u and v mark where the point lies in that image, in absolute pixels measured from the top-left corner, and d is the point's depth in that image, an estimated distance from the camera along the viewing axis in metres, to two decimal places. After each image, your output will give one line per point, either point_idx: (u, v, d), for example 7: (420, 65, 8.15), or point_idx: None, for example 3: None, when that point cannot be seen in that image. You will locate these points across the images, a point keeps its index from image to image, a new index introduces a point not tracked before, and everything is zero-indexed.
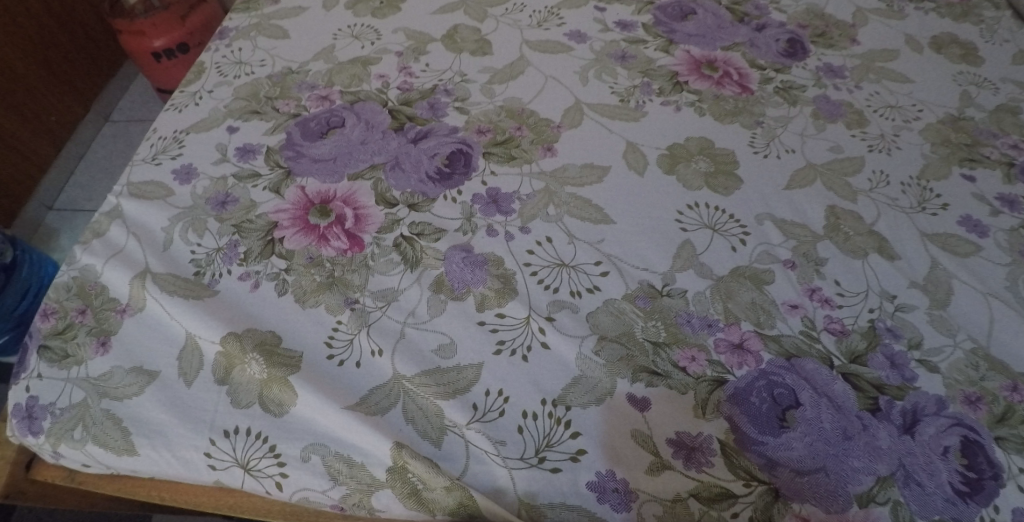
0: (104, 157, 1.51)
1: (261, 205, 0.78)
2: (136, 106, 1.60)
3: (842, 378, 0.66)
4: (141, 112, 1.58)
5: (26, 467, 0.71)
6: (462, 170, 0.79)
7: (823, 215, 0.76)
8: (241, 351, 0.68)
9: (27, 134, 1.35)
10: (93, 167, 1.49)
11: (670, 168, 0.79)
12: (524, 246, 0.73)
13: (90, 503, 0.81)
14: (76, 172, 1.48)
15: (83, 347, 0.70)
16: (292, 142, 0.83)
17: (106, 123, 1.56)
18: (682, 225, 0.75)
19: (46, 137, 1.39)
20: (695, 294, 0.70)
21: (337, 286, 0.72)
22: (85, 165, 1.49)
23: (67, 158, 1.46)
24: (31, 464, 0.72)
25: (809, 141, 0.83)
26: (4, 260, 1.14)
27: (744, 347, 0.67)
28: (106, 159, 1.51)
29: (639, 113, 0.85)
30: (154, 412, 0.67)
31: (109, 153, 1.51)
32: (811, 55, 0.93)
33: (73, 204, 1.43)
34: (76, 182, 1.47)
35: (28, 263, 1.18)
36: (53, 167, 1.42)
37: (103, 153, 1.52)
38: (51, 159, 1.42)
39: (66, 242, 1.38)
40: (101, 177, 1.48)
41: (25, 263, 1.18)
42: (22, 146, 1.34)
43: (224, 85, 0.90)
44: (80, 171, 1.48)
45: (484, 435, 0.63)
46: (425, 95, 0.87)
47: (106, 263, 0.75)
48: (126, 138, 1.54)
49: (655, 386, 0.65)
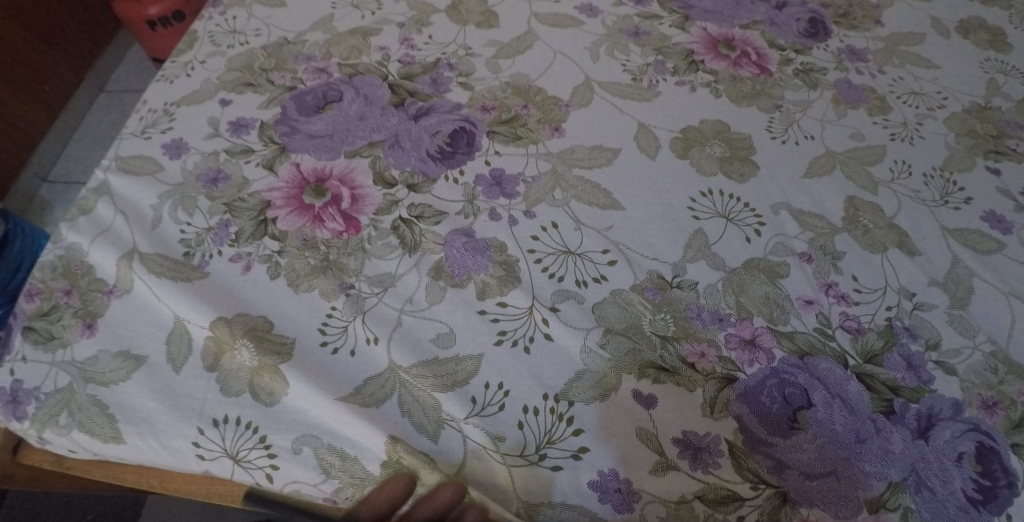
0: (99, 128, 1.47)
1: (254, 183, 0.75)
2: (132, 76, 1.55)
3: (856, 378, 0.64)
4: (137, 82, 1.53)
5: (13, 452, 0.69)
6: (465, 149, 0.75)
7: (842, 206, 0.73)
8: (231, 337, 0.66)
9: (20, 104, 1.30)
10: (88, 138, 1.45)
11: (683, 152, 0.76)
12: (528, 231, 0.70)
13: (80, 486, 0.79)
14: (70, 143, 1.44)
15: (69, 329, 0.67)
16: (288, 117, 0.79)
17: (102, 93, 1.51)
18: (695, 214, 0.71)
19: (40, 107, 1.35)
20: (706, 287, 0.67)
21: (332, 270, 0.68)
22: (80, 136, 1.45)
23: (62, 129, 1.41)
24: (19, 448, 0.70)
25: (829, 127, 0.79)
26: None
27: (756, 344, 0.65)
28: (102, 130, 1.46)
29: (652, 93, 0.80)
30: (141, 399, 0.65)
31: (104, 124, 1.47)
32: (833, 36, 0.88)
33: (67, 176, 1.39)
34: (71, 154, 1.42)
35: (21, 236, 1.15)
36: (47, 138, 1.38)
37: (99, 124, 1.47)
38: (45, 129, 1.37)
39: (60, 215, 1.35)
40: (95, 149, 1.43)
41: (18, 236, 1.14)
42: (15, 117, 1.29)
43: (217, 55, 0.86)
44: (74, 142, 1.44)
45: (483, 430, 0.60)
46: (427, 69, 0.83)
47: (92, 242, 0.71)
48: (121, 109, 1.49)
49: (662, 382, 0.62)
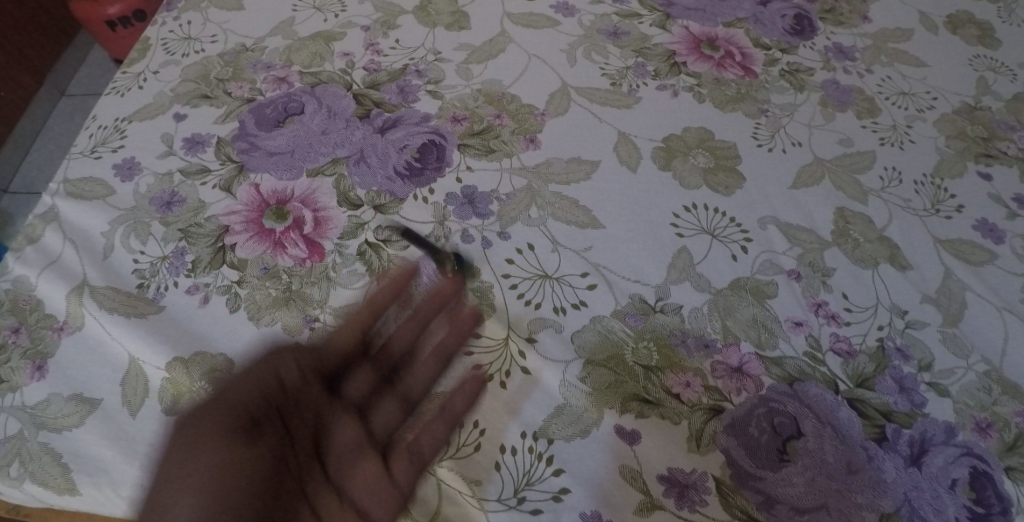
0: (63, 133, 1.40)
1: (211, 206, 0.70)
2: (96, 76, 1.48)
3: (847, 404, 0.61)
4: (101, 83, 1.46)
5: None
6: (434, 165, 0.71)
7: (831, 219, 0.70)
8: (189, 378, 0.62)
9: None
10: (51, 144, 1.38)
11: (665, 163, 0.72)
12: (503, 254, 0.66)
13: None
14: (32, 150, 1.37)
15: (17, 372, 0.64)
16: (246, 132, 0.75)
17: (64, 96, 1.44)
18: (679, 231, 0.68)
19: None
20: (691, 310, 0.64)
21: (295, 302, 0.64)
22: (43, 143, 1.38)
23: (23, 135, 1.35)
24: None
25: (816, 132, 0.76)
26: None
27: (743, 371, 0.62)
28: (65, 135, 1.39)
29: (632, 99, 0.76)
30: (96, 446, 0.61)
31: (68, 129, 1.40)
32: (819, 33, 0.84)
33: (31, 187, 1.33)
34: (33, 162, 1.36)
35: None
36: (7, 146, 1.31)
37: (62, 129, 1.40)
38: (4, 137, 1.30)
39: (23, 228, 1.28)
40: (59, 156, 1.37)
41: None
42: None
43: (171, 64, 0.81)
44: (37, 150, 1.37)
45: (458, 473, 0.57)
46: (394, 76, 0.78)
47: (40, 275, 0.67)
48: (85, 113, 1.42)
49: (647, 416, 0.59)
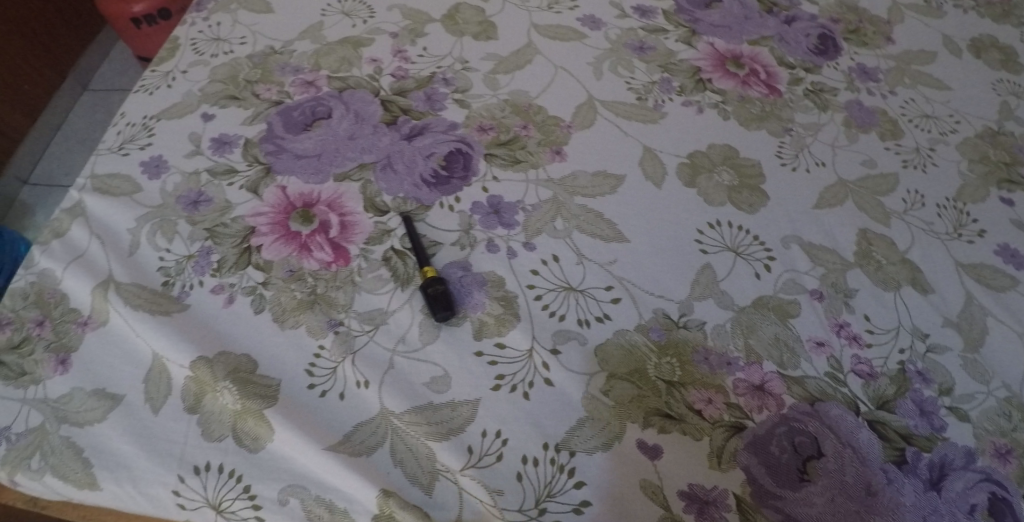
0: (84, 128, 1.40)
1: (237, 207, 0.71)
2: (117, 72, 1.48)
3: (868, 425, 0.62)
4: (123, 79, 1.47)
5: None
6: (461, 174, 0.71)
7: (853, 240, 0.70)
8: (213, 378, 0.62)
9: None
10: (71, 138, 1.39)
11: (690, 179, 0.72)
12: (527, 264, 0.66)
13: None
14: (53, 144, 1.37)
15: (41, 364, 0.64)
16: (273, 135, 0.75)
17: (85, 91, 1.44)
18: (702, 247, 0.68)
19: (20, 105, 1.28)
20: (714, 327, 0.64)
21: (320, 305, 0.65)
22: (63, 136, 1.39)
23: (44, 128, 1.35)
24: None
25: (840, 153, 0.76)
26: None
27: (764, 389, 0.62)
28: (85, 130, 1.40)
29: (658, 114, 0.77)
30: (117, 442, 0.61)
31: (88, 124, 1.41)
32: (843, 53, 0.85)
33: (49, 178, 1.33)
34: (53, 154, 1.36)
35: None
36: (27, 138, 1.32)
37: (83, 124, 1.41)
38: (26, 129, 1.31)
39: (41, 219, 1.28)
40: (79, 149, 1.37)
41: None
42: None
43: (200, 65, 0.81)
44: (57, 142, 1.38)
45: (480, 482, 0.57)
46: (421, 84, 0.78)
47: (66, 268, 0.67)
48: (106, 108, 1.43)
49: (669, 431, 0.60)
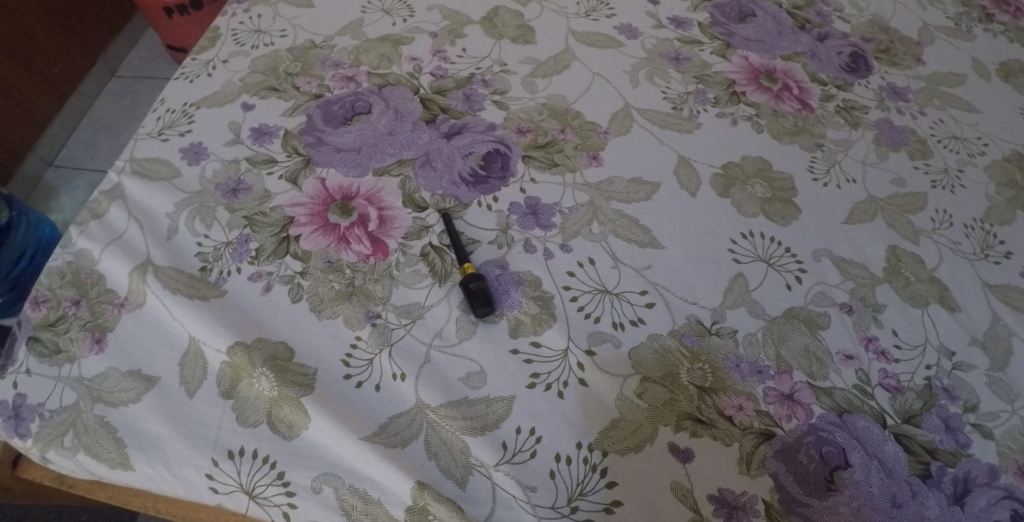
0: (110, 114, 1.42)
1: (276, 196, 0.71)
2: (145, 61, 1.50)
3: (894, 438, 0.62)
4: (151, 68, 1.49)
5: (13, 465, 0.67)
6: (499, 174, 0.72)
7: (883, 256, 0.71)
8: (249, 364, 0.63)
9: (29, 86, 1.26)
10: (97, 123, 1.41)
11: (724, 190, 0.73)
12: (564, 266, 0.67)
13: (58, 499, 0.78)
14: (79, 128, 1.39)
15: (76, 343, 0.64)
16: (313, 127, 0.76)
17: (113, 77, 1.47)
18: (736, 256, 0.69)
19: (48, 89, 1.31)
20: (746, 335, 0.65)
21: (357, 297, 0.65)
22: (89, 121, 1.40)
23: (71, 112, 1.38)
24: (18, 460, 0.67)
25: (870, 170, 0.77)
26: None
27: (794, 398, 0.63)
28: (111, 116, 1.42)
29: (693, 124, 0.78)
30: (151, 424, 0.61)
31: (114, 110, 1.42)
32: (874, 72, 0.86)
33: (75, 162, 1.35)
34: (79, 139, 1.38)
35: (25, 225, 1.10)
36: (54, 122, 1.34)
37: (109, 110, 1.43)
38: (54, 113, 1.33)
39: (65, 202, 1.30)
40: (104, 135, 1.39)
41: (21, 225, 1.10)
42: (24, 99, 1.25)
43: (240, 55, 0.82)
44: (83, 127, 1.40)
45: (514, 478, 0.58)
46: (460, 84, 0.79)
47: (103, 250, 0.67)
48: (133, 96, 1.45)
49: (700, 436, 0.60)
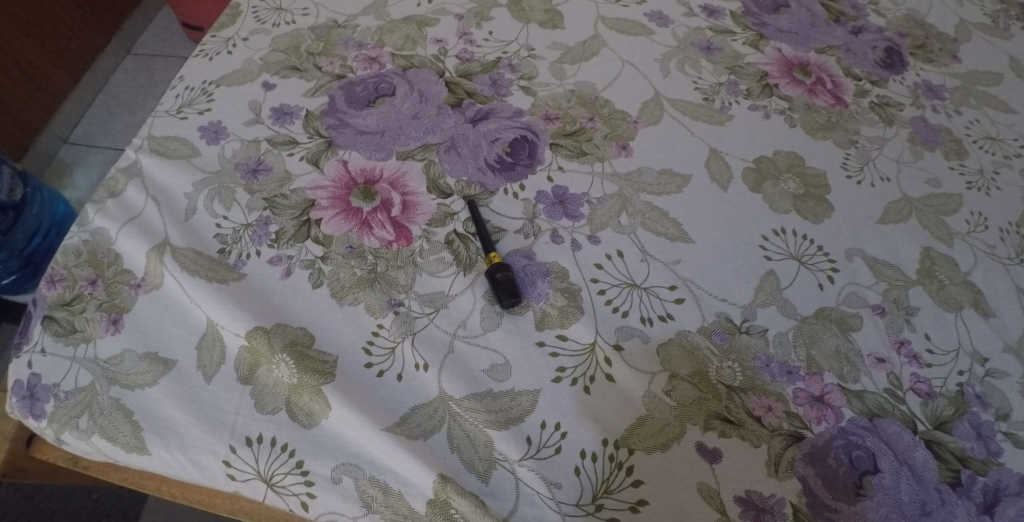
0: (124, 92, 1.41)
1: (297, 178, 0.69)
2: (160, 39, 1.48)
3: (924, 445, 0.61)
4: (167, 46, 1.47)
5: (26, 444, 0.66)
6: (526, 161, 0.71)
7: (917, 258, 0.69)
8: (269, 349, 0.61)
9: (44, 61, 1.24)
10: (111, 101, 1.39)
11: (756, 185, 0.71)
12: (592, 258, 0.65)
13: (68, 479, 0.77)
14: (93, 105, 1.38)
15: (92, 323, 0.62)
16: (335, 108, 0.73)
17: (128, 55, 1.45)
18: (767, 254, 0.67)
19: (62, 64, 1.29)
20: (776, 335, 0.63)
21: (380, 284, 0.64)
22: (104, 99, 1.39)
23: (86, 89, 1.36)
24: (32, 440, 0.66)
25: (905, 169, 0.75)
26: (14, 198, 1.04)
27: (824, 401, 0.61)
28: (125, 94, 1.40)
29: (724, 116, 0.76)
30: (168, 408, 0.60)
31: (129, 88, 1.41)
32: (909, 69, 0.84)
33: (89, 139, 1.34)
34: (94, 116, 1.37)
35: (37, 202, 1.09)
36: (69, 98, 1.32)
37: (123, 88, 1.41)
38: (68, 89, 1.32)
39: (79, 179, 1.29)
40: (119, 112, 1.38)
41: (34, 202, 1.08)
42: (38, 74, 1.23)
43: (261, 33, 0.80)
44: (98, 105, 1.38)
45: (538, 474, 0.57)
46: (486, 68, 0.77)
47: (121, 230, 0.66)
48: (147, 74, 1.43)
49: (728, 436, 0.59)
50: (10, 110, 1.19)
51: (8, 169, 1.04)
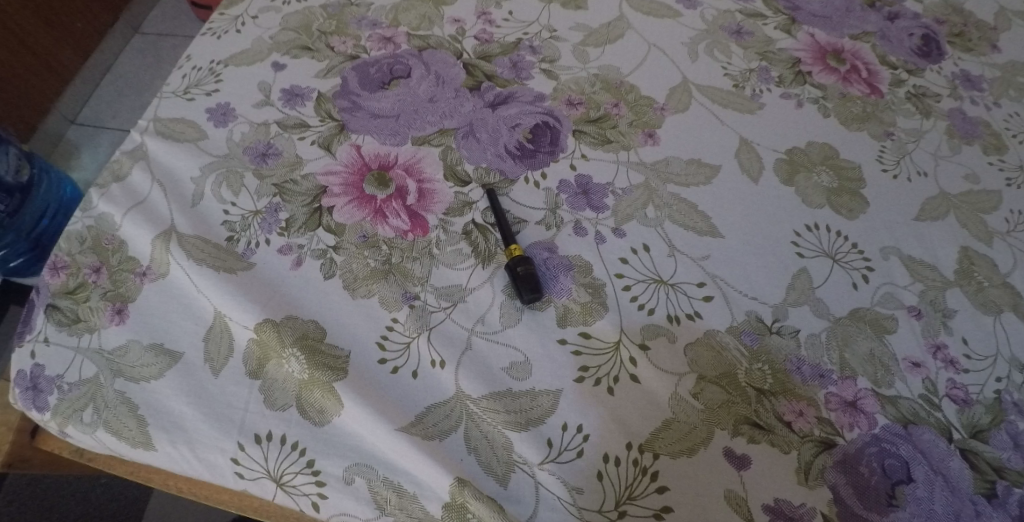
0: (133, 72, 1.37)
1: (308, 163, 0.66)
2: (169, 18, 1.45)
3: (960, 454, 0.58)
4: (176, 25, 1.44)
5: (31, 435, 0.64)
6: (547, 148, 0.67)
7: (955, 257, 0.66)
8: (279, 343, 0.59)
9: (51, 40, 1.21)
10: (120, 81, 1.36)
11: (788, 177, 0.68)
12: (616, 252, 0.63)
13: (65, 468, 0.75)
14: (101, 86, 1.35)
15: (96, 312, 0.60)
16: (348, 90, 0.70)
17: (137, 34, 1.42)
18: (799, 251, 0.64)
19: (71, 42, 1.25)
20: (809, 336, 0.60)
21: (394, 276, 0.61)
22: (112, 79, 1.36)
23: (94, 68, 1.33)
24: (38, 430, 0.64)
25: (942, 163, 0.72)
26: (20, 179, 0.98)
27: (858, 406, 0.58)
28: (133, 74, 1.37)
29: (755, 104, 0.72)
30: (174, 403, 0.58)
31: (137, 69, 1.38)
32: (947, 58, 0.80)
33: (97, 120, 1.31)
34: (102, 97, 1.33)
35: (46, 184, 1.04)
36: (77, 78, 1.29)
37: (132, 69, 1.38)
38: (76, 68, 1.28)
39: (87, 161, 1.26)
40: (127, 93, 1.35)
41: (42, 184, 1.02)
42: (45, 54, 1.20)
43: (271, 10, 0.76)
44: (106, 85, 1.35)
45: (559, 478, 0.55)
46: (507, 49, 0.74)
47: (126, 215, 0.63)
48: (156, 55, 1.40)
49: (757, 442, 0.57)
50: (17, 90, 1.16)
51: (12, 150, 0.99)
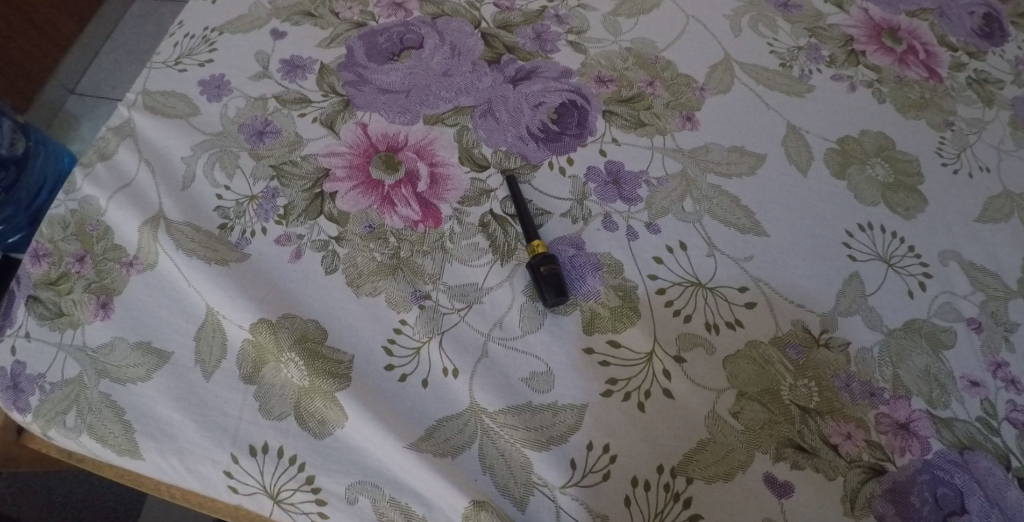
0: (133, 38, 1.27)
1: (309, 143, 0.59)
2: None
3: (1019, 484, 0.53)
4: None
5: (18, 432, 0.59)
6: (574, 131, 0.61)
7: (1018, 265, 0.60)
8: (276, 346, 0.53)
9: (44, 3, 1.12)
10: (120, 49, 1.26)
11: (840, 170, 0.62)
12: (650, 250, 0.57)
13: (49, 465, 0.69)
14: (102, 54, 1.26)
15: (80, 306, 0.54)
16: (354, 62, 0.63)
17: None
18: (851, 253, 0.58)
19: (66, 6, 1.16)
20: (860, 349, 0.55)
21: (403, 272, 0.55)
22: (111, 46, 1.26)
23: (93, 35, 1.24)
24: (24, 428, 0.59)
25: (1005, 159, 0.65)
26: (14, 152, 0.88)
27: (910, 430, 0.53)
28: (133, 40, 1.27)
29: (804, 86, 0.66)
30: (163, 408, 0.52)
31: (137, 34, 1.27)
32: (1012, 39, 0.72)
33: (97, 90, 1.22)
34: (101, 64, 1.24)
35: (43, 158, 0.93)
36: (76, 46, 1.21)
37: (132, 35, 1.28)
38: (75, 35, 1.19)
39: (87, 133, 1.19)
40: (128, 62, 1.25)
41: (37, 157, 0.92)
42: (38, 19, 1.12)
43: None
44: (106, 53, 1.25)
45: (582, 503, 0.50)
46: (530, 18, 0.67)
47: (111, 198, 0.57)
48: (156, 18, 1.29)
49: (801, 467, 0.51)
50: (11, 56, 1.08)
51: (6, 122, 0.90)
